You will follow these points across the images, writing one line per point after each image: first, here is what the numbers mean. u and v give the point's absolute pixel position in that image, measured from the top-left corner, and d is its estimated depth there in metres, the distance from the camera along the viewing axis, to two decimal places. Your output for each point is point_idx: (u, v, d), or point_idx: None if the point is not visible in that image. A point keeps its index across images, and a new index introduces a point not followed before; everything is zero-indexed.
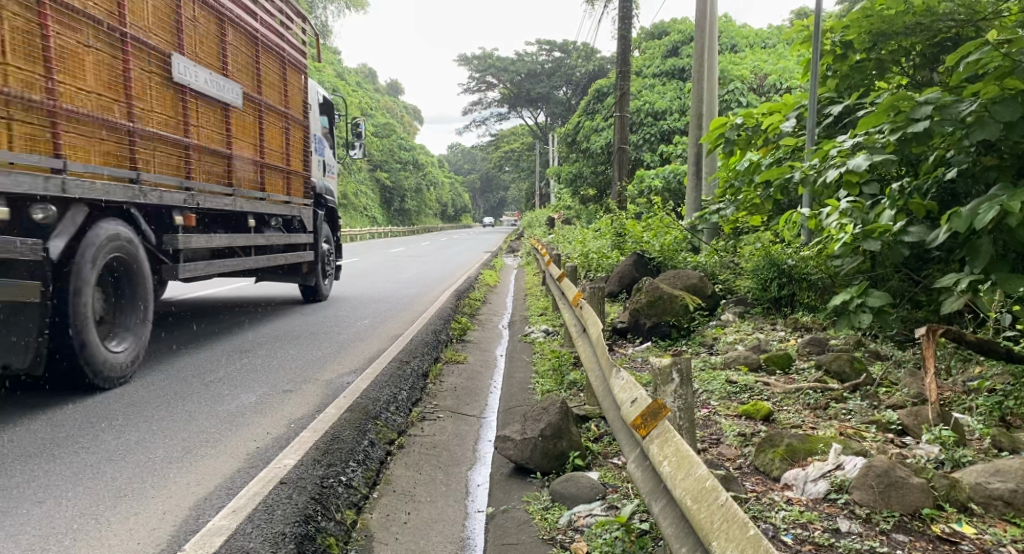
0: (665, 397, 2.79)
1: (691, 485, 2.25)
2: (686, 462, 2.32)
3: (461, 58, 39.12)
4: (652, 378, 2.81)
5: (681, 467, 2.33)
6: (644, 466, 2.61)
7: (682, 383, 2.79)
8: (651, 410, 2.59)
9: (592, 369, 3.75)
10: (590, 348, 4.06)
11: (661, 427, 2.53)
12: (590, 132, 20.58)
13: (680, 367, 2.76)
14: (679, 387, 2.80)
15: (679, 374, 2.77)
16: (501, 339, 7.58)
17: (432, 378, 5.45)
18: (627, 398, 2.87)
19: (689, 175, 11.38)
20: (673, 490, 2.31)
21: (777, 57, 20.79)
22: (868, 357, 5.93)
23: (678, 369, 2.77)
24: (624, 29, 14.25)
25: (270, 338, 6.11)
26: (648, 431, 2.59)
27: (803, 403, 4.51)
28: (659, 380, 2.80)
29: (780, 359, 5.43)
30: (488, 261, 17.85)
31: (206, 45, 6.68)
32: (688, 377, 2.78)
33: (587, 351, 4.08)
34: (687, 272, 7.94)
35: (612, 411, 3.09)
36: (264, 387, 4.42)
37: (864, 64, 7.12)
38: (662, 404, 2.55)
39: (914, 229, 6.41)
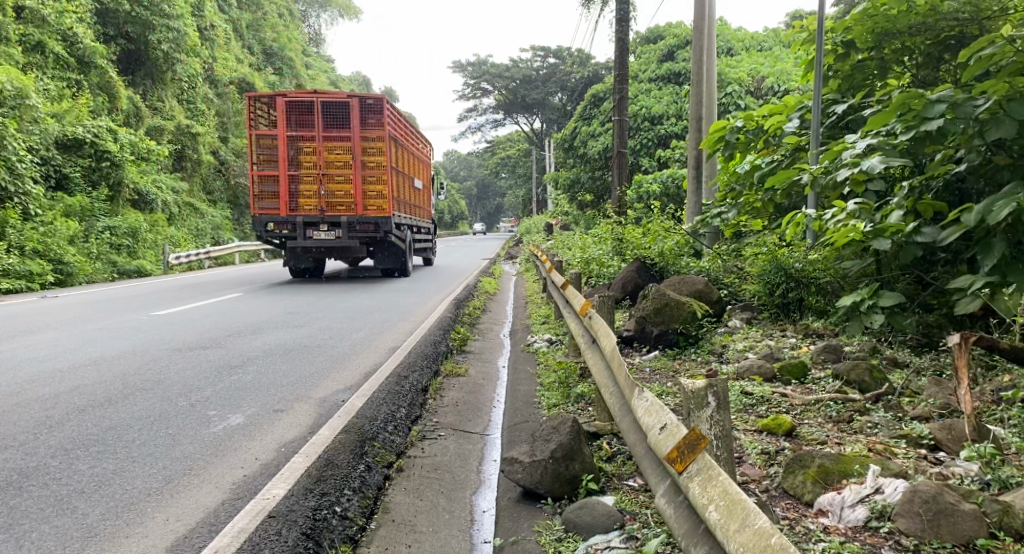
0: (700, 424, 2.55)
1: (749, 539, 2.08)
2: (739, 510, 2.16)
3: (455, 66, 38.97)
4: (685, 401, 2.57)
5: (733, 515, 2.16)
6: (676, 502, 2.45)
7: (720, 409, 2.54)
8: (688, 442, 2.41)
9: (607, 387, 3.48)
10: (601, 362, 3.80)
11: (702, 463, 2.36)
12: (587, 137, 20.37)
13: (716, 390, 2.54)
14: (715, 412, 2.55)
15: (716, 398, 2.55)
16: (502, 349, 7.34)
17: (432, 392, 5.21)
18: (654, 423, 2.68)
19: (689, 178, 11.15)
20: (725, 542, 2.14)
21: (774, 60, 20.62)
22: (885, 365, 5.70)
23: (714, 391, 2.54)
24: (621, 31, 14.04)
25: (262, 353, 5.86)
26: (684, 465, 2.42)
27: (825, 416, 4.28)
28: (692, 404, 2.57)
29: (795, 368, 5.19)
30: (486, 268, 17.62)
31: (405, 156, 15.11)
32: (725, 402, 2.55)
33: (598, 366, 3.82)
34: (691, 277, 7.66)
35: (635, 438, 2.87)
36: (254, 406, 4.17)
37: (866, 63, 7.08)
38: (701, 436, 2.37)
39: (926, 230, 6.28)
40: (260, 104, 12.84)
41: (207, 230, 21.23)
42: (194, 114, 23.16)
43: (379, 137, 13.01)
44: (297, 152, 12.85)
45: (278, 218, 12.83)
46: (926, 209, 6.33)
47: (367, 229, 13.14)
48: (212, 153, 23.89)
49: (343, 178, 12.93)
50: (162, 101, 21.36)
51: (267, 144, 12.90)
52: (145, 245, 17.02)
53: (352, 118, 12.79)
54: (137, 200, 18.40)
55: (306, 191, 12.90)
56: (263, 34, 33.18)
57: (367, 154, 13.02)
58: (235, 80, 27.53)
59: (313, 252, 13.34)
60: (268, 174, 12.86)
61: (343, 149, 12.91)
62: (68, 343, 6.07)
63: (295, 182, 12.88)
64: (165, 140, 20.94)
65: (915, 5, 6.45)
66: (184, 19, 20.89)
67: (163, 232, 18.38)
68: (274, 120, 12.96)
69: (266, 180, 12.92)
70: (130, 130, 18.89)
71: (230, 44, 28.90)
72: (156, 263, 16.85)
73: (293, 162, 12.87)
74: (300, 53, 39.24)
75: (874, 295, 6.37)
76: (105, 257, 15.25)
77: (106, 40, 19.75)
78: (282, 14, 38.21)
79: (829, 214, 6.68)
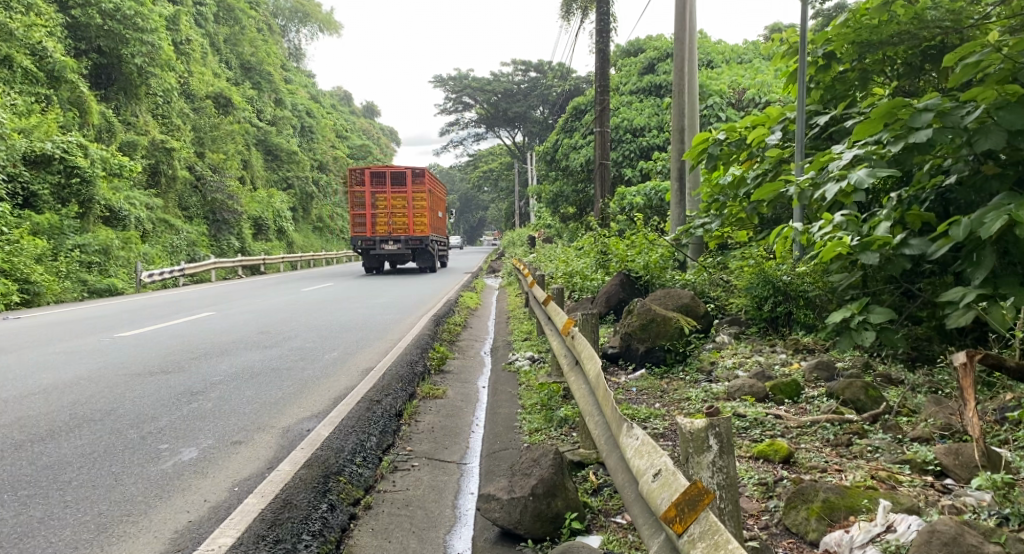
0: (700, 472, 2.26)
1: None
2: None
3: (436, 80, 38.83)
4: (682, 442, 2.29)
5: None
6: None
7: (722, 452, 2.27)
8: (689, 498, 2.16)
9: (591, 416, 3.19)
10: (586, 386, 3.52)
11: (705, 522, 2.11)
12: (569, 150, 20.21)
13: (718, 431, 2.27)
14: (718, 456, 2.28)
15: (718, 441, 2.27)
16: (483, 368, 7.06)
17: (407, 417, 4.93)
18: (649, 468, 2.41)
19: (672, 190, 10.93)
20: None
21: (754, 72, 20.57)
22: (879, 383, 5.48)
23: (716, 432, 2.27)
24: (601, 42, 13.87)
25: (227, 377, 5.55)
26: (684, 525, 2.16)
27: (822, 439, 4.02)
28: (690, 448, 2.28)
29: (788, 387, 4.96)
30: (468, 282, 17.36)
31: (433, 200, 22.75)
32: (729, 445, 2.28)
33: (583, 390, 3.54)
34: (678, 291, 7.37)
35: (625, 482, 2.59)
36: (210, 439, 3.87)
37: (847, 75, 7.08)
38: (704, 493, 2.12)
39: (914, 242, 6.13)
40: (353, 171, 20.38)
41: (183, 247, 20.82)
42: (169, 128, 22.82)
43: (423, 189, 20.90)
44: (376, 199, 20.58)
45: (364, 236, 20.46)
46: (913, 221, 6.20)
47: (415, 243, 20.88)
48: (188, 168, 23.53)
49: (402, 214, 20.73)
50: (135, 116, 21.02)
51: (357, 196, 20.53)
52: (118, 262, 16.58)
53: (408, 180, 20.60)
54: (109, 216, 17.98)
55: (381, 222, 20.75)
56: (241, 49, 32.90)
57: (416, 200, 20.86)
58: (212, 95, 27.22)
59: (379, 257, 21.28)
60: (358, 212, 20.56)
61: (402, 197, 20.66)
62: (20, 369, 5.74)
63: (375, 217, 20.63)
64: (139, 155, 20.58)
65: (897, 15, 6.44)
66: (158, 33, 20.58)
67: (137, 250, 17.99)
68: (360, 179, 20.47)
69: (358, 216, 20.62)
70: (102, 145, 18.51)
71: (207, 59, 28.55)
72: (129, 281, 16.46)
73: (373, 206, 20.55)
74: (279, 68, 38.95)
75: (863, 310, 6.20)
76: (75, 275, 14.85)
77: (78, 55, 19.31)
78: (260, 29, 37.92)
79: (816, 227, 6.51)
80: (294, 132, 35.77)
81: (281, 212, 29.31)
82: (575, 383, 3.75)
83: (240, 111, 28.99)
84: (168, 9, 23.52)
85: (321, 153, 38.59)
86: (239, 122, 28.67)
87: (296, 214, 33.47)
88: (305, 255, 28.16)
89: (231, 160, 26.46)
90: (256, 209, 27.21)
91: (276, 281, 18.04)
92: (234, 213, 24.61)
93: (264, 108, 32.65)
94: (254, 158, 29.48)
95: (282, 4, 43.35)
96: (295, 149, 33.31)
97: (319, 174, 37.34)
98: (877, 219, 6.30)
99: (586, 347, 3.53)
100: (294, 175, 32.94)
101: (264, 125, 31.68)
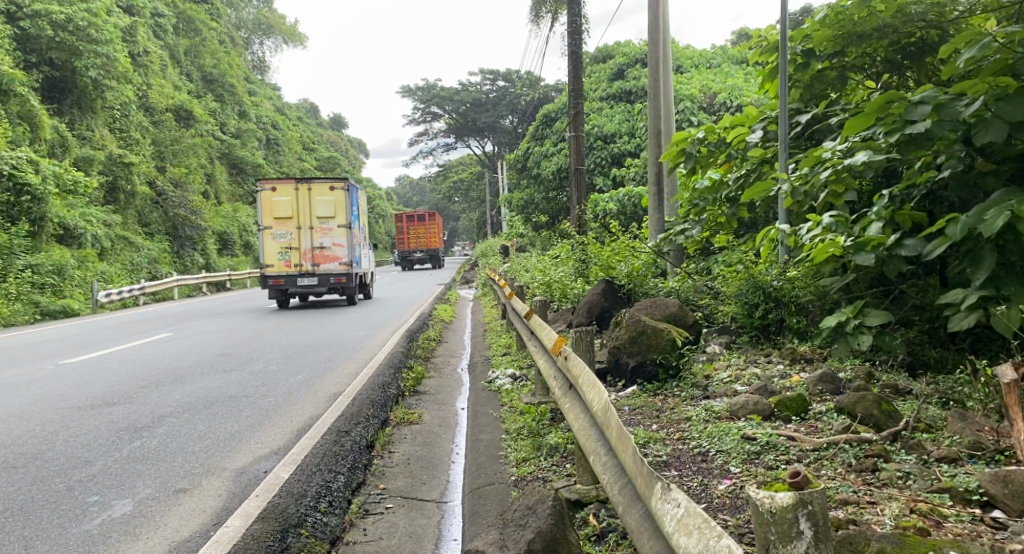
0: None
1: None
2: None
3: (404, 90, 38.32)
4: (761, 524, 1.92)
5: None
6: None
7: (815, 542, 1.89)
8: None
9: (601, 458, 2.72)
10: (586, 419, 3.04)
11: None
12: (540, 158, 19.83)
13: (811, 511, 1.89)
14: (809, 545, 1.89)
15: (811, 525, 1.90)
16: (461, 388, 6.58)
17: (379, 449, 4.46)
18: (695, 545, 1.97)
19: (649, 195, 10.51)
20: None
21: (725, 76, 20.34)
22: (887, 393, 5.10)
23: (807, 512, 1.90)
24: (574, 45, 13.51)
25: (178, 409, 5.04)
26: None
27: (843, 463, 3.61)
28: (773, 534, 1.91)
29: (794, 403, 4.56)
30: (441, 294, 16.87)
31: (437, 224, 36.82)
32: (822, 531, 1.90)
33: (583, 423, 3.06)
34: (663, 299, 6.87)
35: None
36: (150, 487, 3.39)
37: (826, 73, 7.03)
38: None
39: (909, 242, 5.82)
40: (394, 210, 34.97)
41: (143, 264, 20.14)
42: (128, 142, 22.20)
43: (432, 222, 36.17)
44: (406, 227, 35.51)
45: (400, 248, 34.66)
46: (903, 220, 5.91)
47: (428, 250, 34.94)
48: (148, 183, 22.91)
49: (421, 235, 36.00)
50: (91, 130, 20.33)
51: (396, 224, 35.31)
52: (73, 283, 16.01)
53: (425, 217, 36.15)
54: (63, 234, 17.35)
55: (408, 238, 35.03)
56: (202, 61, 32.25)
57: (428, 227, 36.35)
58: (172, 107, 26.54)
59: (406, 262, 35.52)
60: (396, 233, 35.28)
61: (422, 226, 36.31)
62: None
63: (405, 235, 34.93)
64: (95, 171, 19.86)
65: (878, 9, 6.27)
66: (113, 44, 19.85)
67: (93, 268, 17.37)
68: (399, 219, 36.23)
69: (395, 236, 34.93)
70: (55, 160, 17.77)
71: (165, 71, 27.83)
72: (85, 302, 15.75)
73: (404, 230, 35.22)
74: (242, 80, 38.24)
75: (859, 314, 5.88)
76: (26, 297, 14.19)
77: (28, 67, 18.57)
78: (222, 40, 37.15)
79: (803, 228, 6.24)
80: (258, 146, 35.08)
81: (247, 227, 28.59)
82: (572, 413, 3.27)
83: (202, 124, 28.29)
84: (125, 21, 22.84)
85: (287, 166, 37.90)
86: (201, 135, 27.96)
87: None
88: None
89: (193, 174, 25.77)
90: (220, 224, 26.46)
91: (240, 298, 17.37)
92: (197, 228, 23.85)
93: (227, 120, 31.95)
94: (218, 172, 28.78)
95: (244, 16, 42.67)
96: (260, 162, 32.65)
97: None
98: (867, 218, 5.98)
99: (585, 372, 3.06)
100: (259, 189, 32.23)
101: (227, 138, 30.95)
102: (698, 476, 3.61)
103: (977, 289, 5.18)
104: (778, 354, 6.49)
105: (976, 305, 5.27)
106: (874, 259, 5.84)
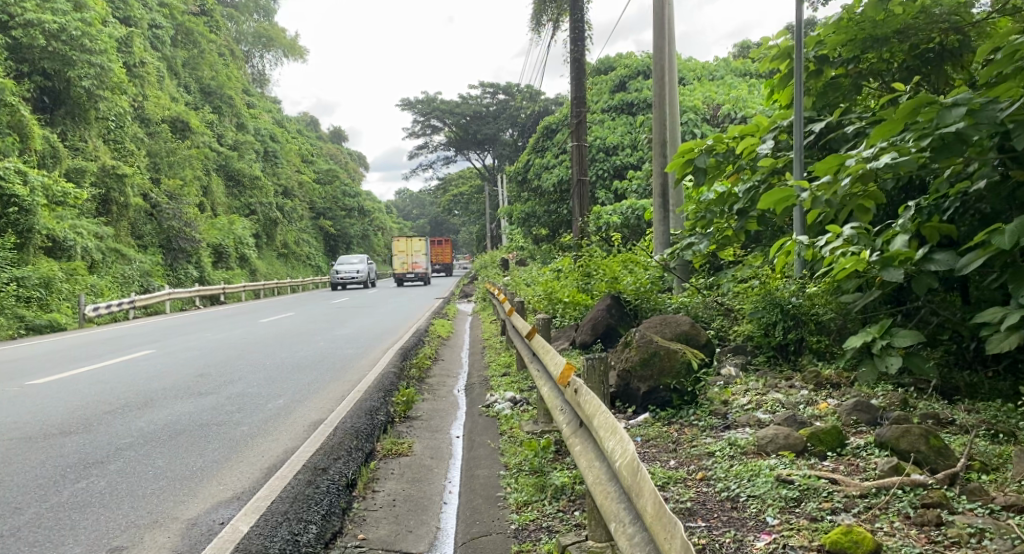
0: None
1: None
2: None
3: (404, 103, 37.92)
4: None
5: None
6: None
7: None
8: None
9: (626, 528, 2.22)
10: (604, 471, 2.53)
11: None
12: (541, 170, 19.37)
13: None
14: None
15: None
16: (456, 411, 6.07)
17: (361, 488, 3.96)
18: None
19: (654, 207, 9.96)
20: None
21: (728, 89, 19.84)
22: (928, 423, 4.60)
23: None
24: (576, 51, 13.03)
25: (141, 438, 4.57)
26: None
27: (900, 515, 3.11)
28: None
29: (828, 436, 4.05)
30: (439, 308, 16.40)
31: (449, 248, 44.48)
32: None
33: (599, 474, 2.55)
34: (673, 316, 6.32)
35: None
36: (81, 546, 2.94)
37: (840, 81, 6.63)
38: None
39: (939, 255, 5.34)
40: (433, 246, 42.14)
41: (135, 277, 19.62)
42: (121, 154, 21.77)
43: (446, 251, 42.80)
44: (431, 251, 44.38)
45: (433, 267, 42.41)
46: (931, 234, 5.39)
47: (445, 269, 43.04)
48: (142, 195, 22.45)
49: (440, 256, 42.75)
50: (84, 141, 19.86)
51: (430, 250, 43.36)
52: (60, 296, 15.47)
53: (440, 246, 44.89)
54: (52, 247, 16.86)
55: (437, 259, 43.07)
56: (200, 72, 31.87)
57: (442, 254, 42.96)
58: (168, 119, 26.08)
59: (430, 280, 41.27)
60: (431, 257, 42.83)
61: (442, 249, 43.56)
62: None
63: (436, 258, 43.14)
64: (87, 182, 19.38)
65: (898, 10, 5.92)
66: (108, 54, 19.36)
67: (82, 282, 16.88)
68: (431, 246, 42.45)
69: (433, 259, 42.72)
70: (44, 171, 17.22)
71: (162, 82, 27.43)
72: (72, 316, 15.23)
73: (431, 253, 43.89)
74: (241, 92, 37.83)
75: (886, 332, 5.37)
76: (10, 311, 13.65)
77: (19, 77, 18.07)
78: (221, 53, 36.78)
79: (822, 242, 5.73)
80: (256, 158, 34.64)
81: (243, 239, 28.04)
82: (584, 457, 2.76)
83: (199, 135, 27.86)
84: (121, 30, 22.38)
85: (286, 178, 37.48)
86: (197, 147, 27.52)
87: (259, 241, 32.26)
88: (268, 283, 26.88)
89: (189, 186, 25.34)
90: (216, 236, 25.98)
91: (233, 312, 16.81)
92: (192, 240, 23.37)
93: (224, 132, 31.52)
94: (214, 184, 28.35)
95: (245, 28, 42.35)
96: (258, 174, 32.23)
97: (284, 200, 36.22)
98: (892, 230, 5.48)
99: (604, 412, 2.54)
100: (256, 201, 31.77)
101: (224, 150, 30.50)
102: (729, 530, 3.10)
103: (1019, 308, 4.69)
104: (800, 378, 5.96)
105: (1017, 325, 4.77)
106: (901, 273, 5.34)
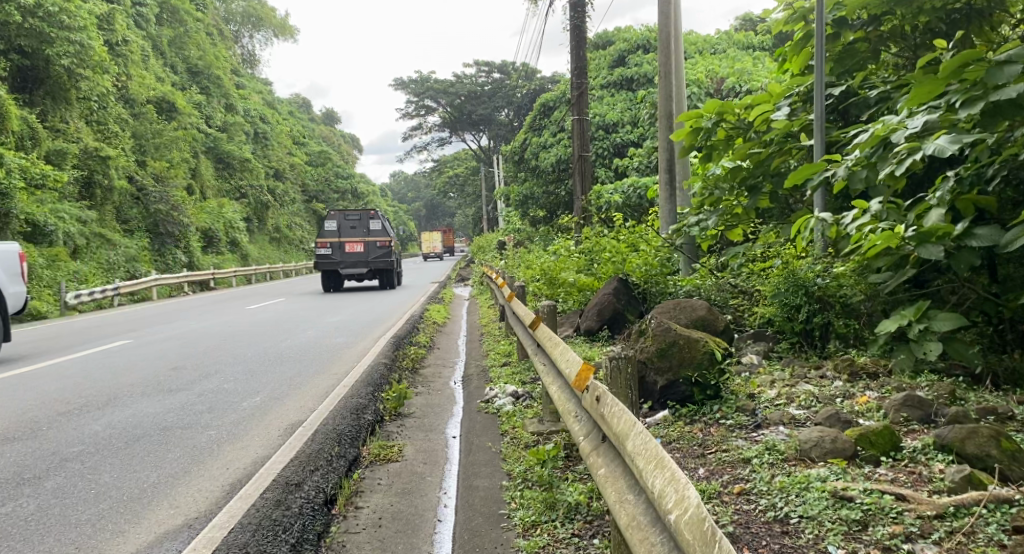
0: None
1: None
2: None
3: (397, 83, 37.15)
4: None
5: None
6: None
7: None
8: None
9: None
10: (646, 516, 2.02)
11: None
12: (538, 149, 18.72)
13: None
14: None
15: None
16: (451, 407, 5.51)
17: (341, 506, 3.39)
18: None
19: (661, 184, 9.30)
20: None
21: (732, 62, 19.10)
22: (987, 419, 4.05)
23: None
24: (575, 21, 12.35)
25: (94, 445, 4.03)
26: None
27: (994, 543, 2.57)
28: None
29: (880, 439, 3.50)
30: (435, 292, 15.83)
31: None
32: None
33: (638, 518, 2.05)
34: (688, 300, 5.77)
35: None
36: None
37: (860, 45, 6.01)
38: None
39: (981, 229, 4.68)
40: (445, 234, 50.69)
41: (121, 263, 18.95)
42: (106, 136, 21.10)
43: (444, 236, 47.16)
44: None
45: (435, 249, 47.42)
46: (968, 207, 4.74)
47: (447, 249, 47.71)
48: (127, 178, 21.83)
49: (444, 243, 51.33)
50: (65, 122, 19.18)
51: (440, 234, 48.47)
52: (40, 283, 14.80)
53: None
54: (32, 232, 16.20)
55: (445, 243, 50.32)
56: (187, 52, 31.01)
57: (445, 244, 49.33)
58: (154, 99, 25.39)
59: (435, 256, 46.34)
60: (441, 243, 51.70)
61: None
62: None
63: None
64: (69, 165, 18.68)
65: None
66: (88, 31, 18.52)
67: (65, 268, 16.22)
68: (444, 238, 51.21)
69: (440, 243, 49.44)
70: (22, 153, 16.48)
71: (147, 62, 26.72)
72: (53, 304, 14.60)
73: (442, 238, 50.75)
74: (230, 74, 37.02)
75: (924, 315, 4.76)
76: None
77: None
78: (210, 33, 35.98)
79: (847, 217, 5.10)
80: (246, 140, 33.82)
81: (234, 223, 27.46)
82: (613, 487, 2.26)
83: (187, 116, 27.09)
84: (102, 8, 21.59)
85: (277, 160, 36.73)
86: (186, 129, 26.73)
87: (250, 225, 31.57)
88: (261, 267, 26.21)
89: (176, 168, 24.57)
90: (206, 220, 25.26)
91: (222, 298, 16.24)
92: (179, 224, 22.61)
93: (214, 113, 30.71)
94: (203, 166, 27.63)
95: (234, 8, 41.38)
96: (249, 156, 31.51)
97: (275, 182, 35.48)
98: (925, 203, 4.83)
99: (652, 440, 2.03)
100: (247, 183, 31.05)
101: (213, 132, 29.81)
102: None
103: None
104: (831, 367, 5.40)
105: None
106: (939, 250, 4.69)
